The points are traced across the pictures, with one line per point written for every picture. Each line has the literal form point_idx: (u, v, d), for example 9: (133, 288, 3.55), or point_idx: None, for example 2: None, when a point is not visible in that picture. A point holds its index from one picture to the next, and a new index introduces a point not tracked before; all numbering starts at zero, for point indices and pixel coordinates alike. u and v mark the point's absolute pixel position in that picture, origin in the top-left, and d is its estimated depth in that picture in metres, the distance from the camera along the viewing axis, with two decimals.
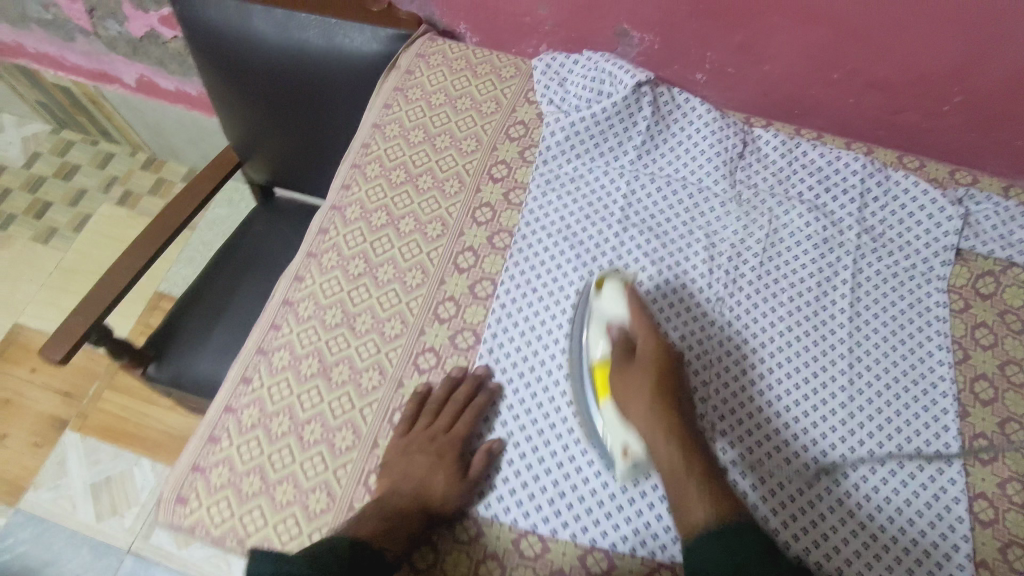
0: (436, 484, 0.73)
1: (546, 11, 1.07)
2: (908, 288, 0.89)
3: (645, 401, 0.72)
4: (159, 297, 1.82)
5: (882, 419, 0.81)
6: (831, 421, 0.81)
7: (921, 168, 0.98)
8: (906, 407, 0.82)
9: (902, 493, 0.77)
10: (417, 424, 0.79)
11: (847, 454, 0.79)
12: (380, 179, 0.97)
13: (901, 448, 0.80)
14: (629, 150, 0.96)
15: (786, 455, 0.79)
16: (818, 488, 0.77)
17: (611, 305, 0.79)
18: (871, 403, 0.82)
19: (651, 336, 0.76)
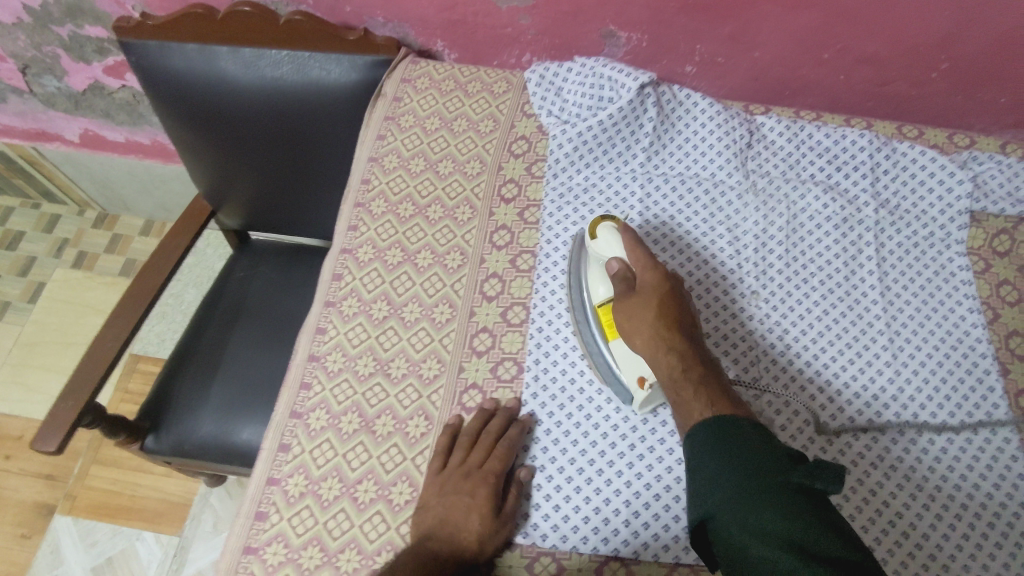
0: (472, 526, 0.70)
1: (527, 21, 1.03)
2: (930, 256, 0.90)
3: (647, 307, 0.74)
4: (136, 360, 1.71)
5: (931, 389, 0.82)
6: (884, 399, 0.81)
7: (920, 136, 1.00)
8: (951, 373, 0.83)
9: (964, 459, 0.77)
10: (452, 459, 0.75)
11: (906, 429, 0.79)
12: (388, 215, 0.93)
13: (955, 415, 0.80)
14: (638, 154, 0.95)
15: (847, 440, 0.78)
16: (883, 467, 0.77)
17: (608, 251, 0.79)
18: (917, 375, 0.83)
19: (646, 267, 0.76)
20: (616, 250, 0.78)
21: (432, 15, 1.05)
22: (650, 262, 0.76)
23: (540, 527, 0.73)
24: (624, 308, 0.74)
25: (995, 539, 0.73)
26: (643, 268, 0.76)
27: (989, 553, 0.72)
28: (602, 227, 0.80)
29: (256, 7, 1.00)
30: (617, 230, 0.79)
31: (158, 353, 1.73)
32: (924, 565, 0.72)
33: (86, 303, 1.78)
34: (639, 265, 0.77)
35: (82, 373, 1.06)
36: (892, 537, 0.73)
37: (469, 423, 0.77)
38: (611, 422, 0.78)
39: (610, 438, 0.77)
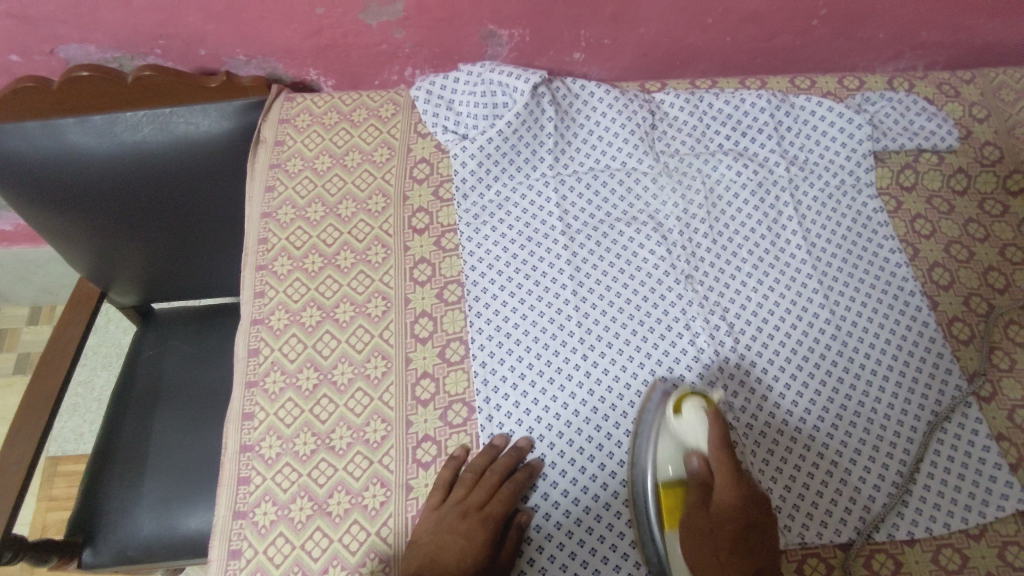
0: (465, 567, 0.66)
1: (401, 34, 0.97)
2: (846, 204, 0.91)
3: (719, 547, 0.63)
4: (55, 462, 1.56)
5: (874, 336, 0.82)
6: (833, 356, 0.81)
7: (813, 86, 1.01)
8: (887, 317, 0.84)
9: (916, 400, 0.79)
10: (454, 497, 0.71)
11: (858, 383, 0.80)
12: (296, 273, 0.85)
13: (898, 356, 0.81)
14: (545, 157, 0.91)
15: (807, 404, 0.78)
16: (846, 426, 0.77)
17: (691, 438, 0.68)
18: (859, 327, 0.83)
19: (728, 475, 0.64)
20: (700, 443, 0.68)
21: (298, 44, 0.97)
22: (734, 476, 0.64)
23: (537, 562, 0.71)
24: (688, 543, 0.64)
25: (957, 474, 0.75)
26: (724, 478, 0.65)
27: (953, 487, 0.75)
28: (688, 403, 0.70)
29: (93, 67, 0.91)
30: (706, 418, 0.68)
31: (78, 449, 1.58)
32: (899, 513, 0.73)
33: None
34: (719, 471, 0.65)
35: None
36: (864, 496, 0.74)
37: (477, 456, 0.74)
38: (576, 446, 0.76)
39: (579, 464, 0.75)
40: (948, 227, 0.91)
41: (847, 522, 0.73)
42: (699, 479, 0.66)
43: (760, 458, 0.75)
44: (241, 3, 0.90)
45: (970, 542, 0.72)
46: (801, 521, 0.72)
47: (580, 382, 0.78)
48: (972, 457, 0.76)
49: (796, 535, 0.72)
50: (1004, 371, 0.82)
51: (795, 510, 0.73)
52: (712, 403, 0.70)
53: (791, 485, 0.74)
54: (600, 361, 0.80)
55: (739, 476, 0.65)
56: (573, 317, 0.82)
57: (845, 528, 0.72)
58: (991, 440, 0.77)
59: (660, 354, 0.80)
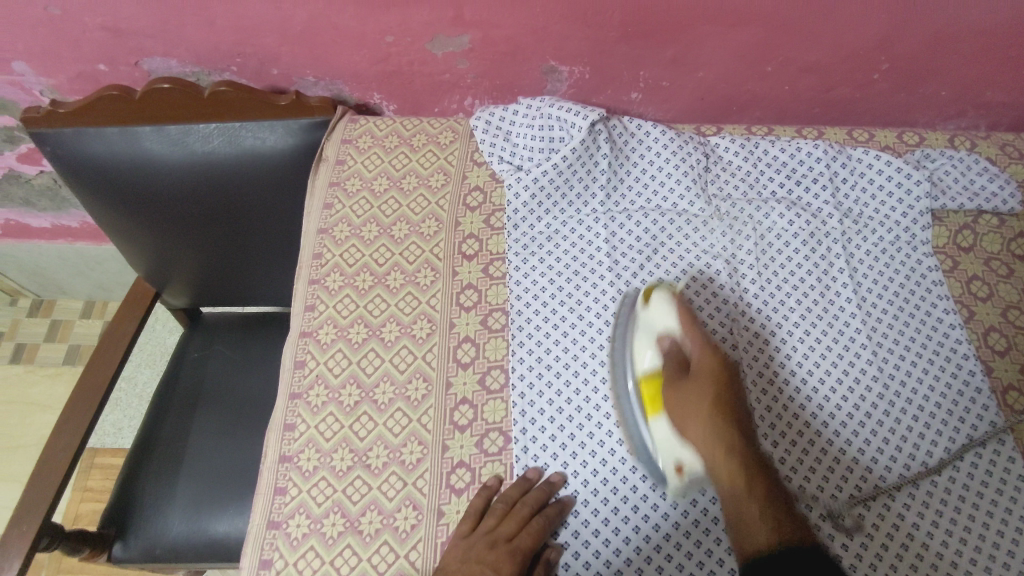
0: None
1: (465, 65, 1.00)
2: (900, 260, 0.90)
3: (699, 394, 0.69)
4: (94, 454, 1.60)
5: (910, 379, 0.81)
6: (865, 398, 0.80)
7: (871, 139, 1.00)
8: (931, 366, 0.82)
9: (949, 440, 0.78)
10: (484, 527, 0.70)
11: (894, 427, 0.78)
12: (346, 290, 0.87)
13: (931, 398, 0.80)
14: (597, 193, 0.92)
15: (840, 447, 0.77)
16: (878, 468, 0.76)
17: (659, 322, 0.75)
18: (897, 373, 0.82)
19: (702, 347, 0.71)
20: (668, 322, 0.75)
21: (366, 69, 1.01)
22: (707, 343, 0.71)
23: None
24: (671, 392, 0.70)
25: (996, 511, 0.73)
26: (699, 347, 0.72)
27: (1003, 562, 0.71)
28: (655, 295, 0.77)
29: (176, 83, 0.94)
30: (671, 299, 0.76)
31: (116, 442, 1.63)
32: (940, 556, 0.71)
33: (30, 400, 1.66)
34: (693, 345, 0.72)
35: (33, 495, 0.97)
36: (908, 562, 0.71)
37: (509, 487, 0.74)
38: (610, 484, 0.75)
39: (612, 504, 0.74)
40: (1007, 292, 0.89)
41: None
42: (673, 349, 0.73)
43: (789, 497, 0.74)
44: (317, 27, 0.94)
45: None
46: None
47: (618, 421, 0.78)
48: None
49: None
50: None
51: None
52: (676, 291, 0.78)
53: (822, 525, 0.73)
54: None
55: (714, 346, 0.72)
56: None
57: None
58: None
59: None
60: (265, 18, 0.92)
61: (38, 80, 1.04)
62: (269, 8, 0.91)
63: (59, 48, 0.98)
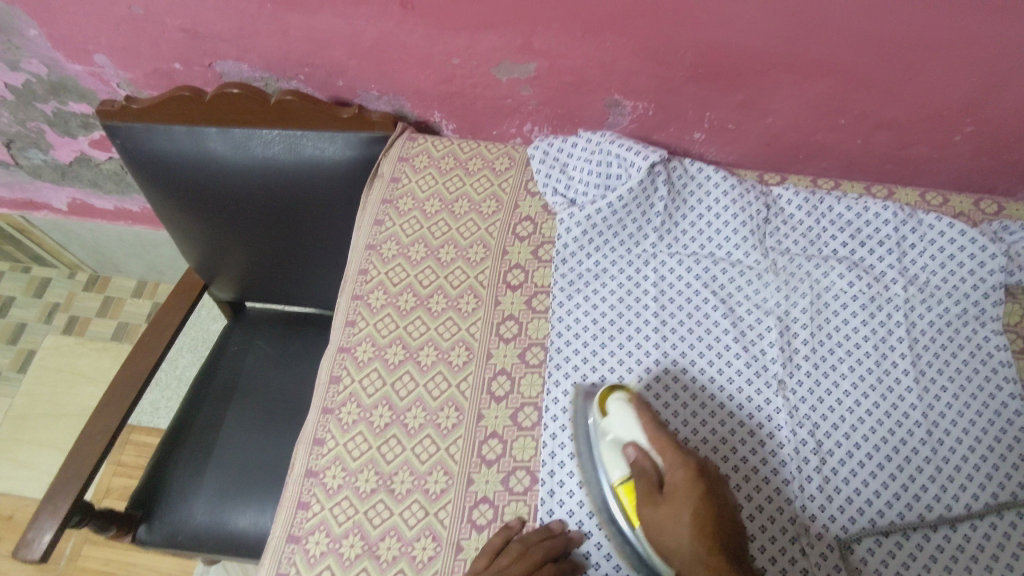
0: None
1: (528, 92, 0.99)
2: (965, 335, 0.85)
3: (677, 512, 0.63)
4: (130, 430, 1.64)
5: (963, 465, 0.77)
6: (913, 480, 0.76)
7: (944, 204, 0.95)
8: (989, 454, 0.78)
9: (1002, 537, 0.73)
10: (497, 566, 0.68)
11: (943, 515, 0.74)
12: (387, 309, 0.87)
13: (986, 488, 0.76)
14: (650, 235, 0.90)
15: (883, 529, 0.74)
16: (924, 558, 0.72)
17: (625, 433, 0.70)
18: (950, 457, 0.77)
19: (672, 461, 0.66)
20: (634, 432, 0.70)
21: (429, 88, 1.01)
22: (678, 456, 0.66)
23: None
24: (650, 522, 0.65)
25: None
26: (668, 457, 0.66)
27: None
28: (614, 403, 0.73)
29: (245, 88, 0.95)
30: (632, 408, 0.71)
31: (151, 422, 1.66)
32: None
33: (76, 371, 1.71)
34: (661, 452, 0.67)
35: (69, 471, 0.99)
36: None
37: (529, 531, 0.71)
38: None
39: (634, 560, 0.71)
40: None
41: None
42: (640, 461, 0.68)
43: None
44: (385, 45, 0.94)
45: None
46: None
47: None
48: None
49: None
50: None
51: None
52: (635, 393, 0.75)
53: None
54: None
55: (682, 453, 0.66)
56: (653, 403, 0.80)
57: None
58: None
59: (733, 454, 0.77)
60: (337, 33, 0.94)
61: (117, 74, 1.07)
62: (342, 23, 0.92)
63: (139, 46, 1.01)
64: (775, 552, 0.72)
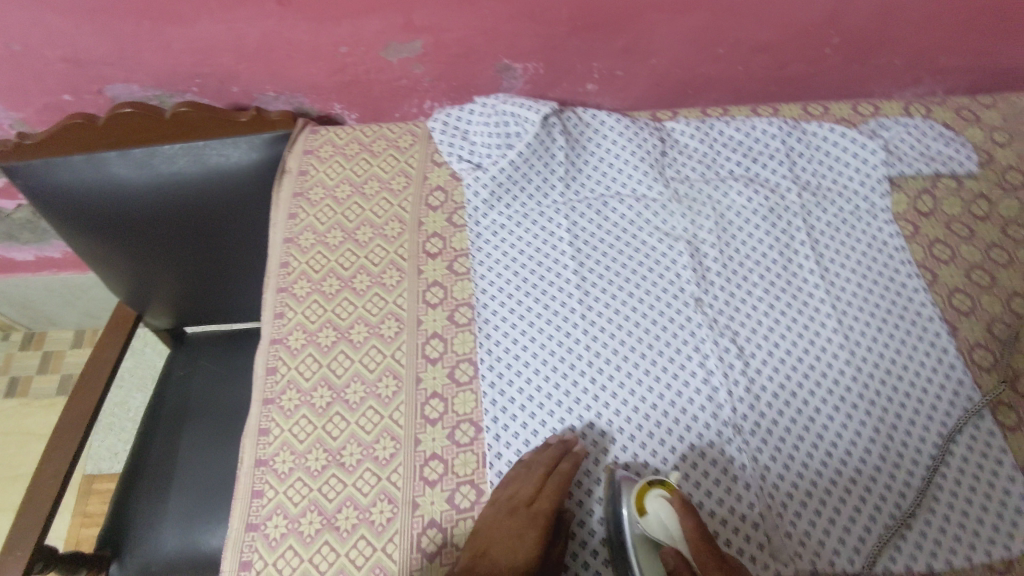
0: (514, 564, 0.67)
1: (420, 70, 1.02)
2: (861, 229, 0.91)
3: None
4: (91, 481, 1.61)
5: (875, 344, 0.83)
6: (831, 366, 0.82)
7: (826, 113, 1.01)
8: (900, 343, 0.83)
9: (917, 404, 0.79)
10: (504, 495, 0.72)
11: (862, 393, 0.80)
12: (313, 295, 0.89)
13: (897, 362, 0.82)
14: (556, 184, 0.93)
15: (809, 415, 0.79)
16: (850, 435, 0.78)
17: (665, 534, 0.68)
18: (862, 341, 0.83)
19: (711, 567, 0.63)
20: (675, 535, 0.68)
21: (324, 80, 1.03)
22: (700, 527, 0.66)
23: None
24: None
25: (945, 512, 0.74)
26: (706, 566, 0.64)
27: (977, 518, 0.73)
28: (653, 499, 0.69)
29: (138, 107, 0.97)
30: (672, 506, 0.68)
31: (111, 468, 1.63)
32: (877, 535, 0.73)
33: (26, 432, 1.67)
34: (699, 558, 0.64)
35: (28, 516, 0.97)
36: (882, 525, 0.73)
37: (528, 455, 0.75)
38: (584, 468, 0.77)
39: (584, 486, 0.76)
40: (968, 253, 0.89)
41: (861, 550, 0.72)
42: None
43: (761, 467, 0.76)
44: (271, 43, 0.96)
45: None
46: (813, 549, 0.72)
47: (588, 406, 0.79)
48: (995, 489, 0.75)
49: (781, 555, 0.72)
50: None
51: (805, 540, 0.72)
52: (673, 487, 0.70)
53: (784, 477, 0.76)
54: (608, 384, 0.81)
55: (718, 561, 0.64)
56: (583, 340, 0.83)
57: (825, 546, 0.72)
58: (1016, 471, 0.76)
59: (662, 376, 0.81)
60: (222, 39, 0.94)
61: (7, 115, 1.06)
62: (222, 27, 0.93)
63: (24, 82, 1.00)
64: (703, 446, 0.77)
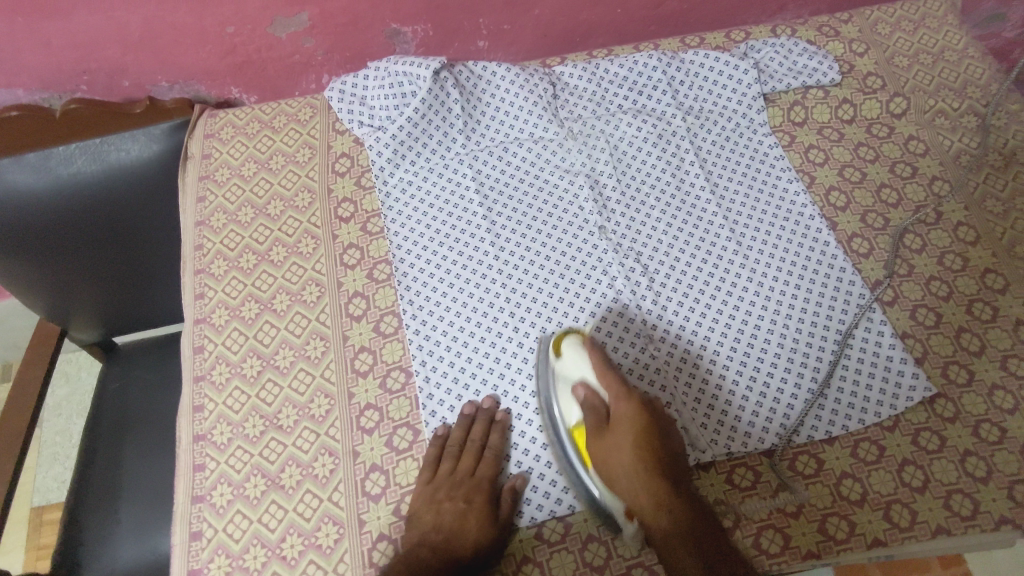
0: (465, 531, 0.70)
1: (311, 43, 1.03)
2: (743, 144, 0.98)
3: (624, 441, 0.71)
4: (40, 512, 1.56)
5: (766, 246, 0.90)
6: (727, 270, 0.88)
7: (702, 43, 1.07)
8: (790, 244, 0.90)
9: (807, 293, 0.86)
10: (441, 469, 0.75)
11: (758, 291, 0.87)
12: (232, 272, 0.90)
13: (786, 259, 0.89)
14: (457, 137, 0.97)
15: (712, 316, 0.85)
16: (751, 329, 0.84)
17: (575, 371, 0.76)
18: (754, 244, 0.90)
19: (621, 394, 0.72)
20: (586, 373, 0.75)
21: (217, 63, 1.03)
22: (625, 391, 0.72)
23: (533, 501, 0.75)
24: (598, 443, 0.71)
25: (856, 394, 0.80)
26: (617, 396, 0.72)
27: (867, 385, 0.81)
28: (567, 345, 0.78)
29: (24, 109, 1.00)
30: (585, 350, 0.77)
31: (60, 496, 1.59)
32: (784, 415, 0.79)
33: None
34: (611, 392, 0.73)
35: None
36: (785, 404, 0.80)
37: (455, 432, 0.77)
38: (512, 395, 0.80)
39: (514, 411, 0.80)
40: (840, 154, 0.97)
41: (770, 429, 0.78)
42: (590, 402, 0.73)
43: (673, 370, 0.82)
44: (155, 30, 0.95)
45: (916, 496, 0.74)
46: (727, 435, 0.78)
47: (510, 339, 0.83)
48: (880, 357, 0.82)
49: (698, 445, 0.78)
50: (940, 298, 0.86)
51: (719, 428, 0.79)
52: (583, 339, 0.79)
53: (695, 375, 0.82)
54: (527, 316, 0.85)
55: (629, 392, 0.73)
56: (498, 279, 0.88)
57: (737, 431, 0.78)
58: (896, 339, 0.83)
59: (576, 301, 0.86)
60: (102, 30, 0.94)
61: None
62: (101, 18, 0.92)
63: None
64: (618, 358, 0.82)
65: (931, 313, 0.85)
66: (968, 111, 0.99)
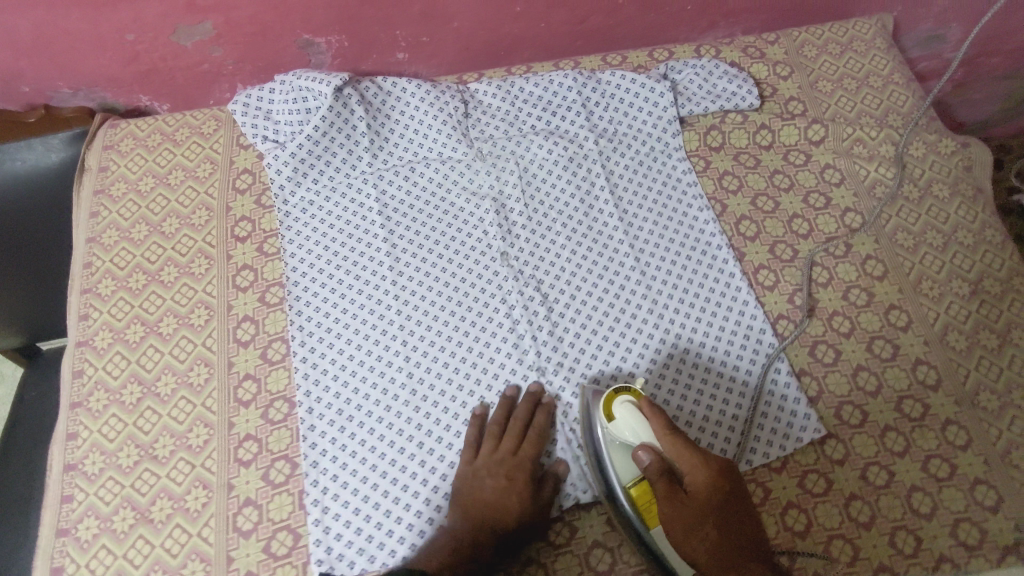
0: (506, 508, 0.71)
1: (219, 52, 1.00)
2: (656, 169, 0.96)
3: (686, 515, 0.64)
4: None
5: (669, 276, 0.88)
6: (629, 299, 0.86)
7: (623, 62, 1.05)
8: (694, 274, 0.88)
9: (707, 327, 0.85)
10: (485, 447, 0.76)
11: (657, 324, 0.85)
12: (120, 293, 0.87)
13: (689, 290, 0.87)
14: (362, 155, 0.94)
15: (609, 349, 0.83)
16: (645, 364, 0.82)
17: (631, 436, 0.68)
18: (658, 274, 0.88)
19: (693, 461, 0.65)
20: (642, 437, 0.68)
21: (120, 71, 1.00)
22: (700, 458, 0.65)
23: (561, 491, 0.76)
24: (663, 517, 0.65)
25: (750, 435, 0.78)
26: (689, 464, 0.65)
27: (757, 424, 0.79)
28: (618, 404, 0.70)
29: None
30: (641, 408, 0.69)
31: None
32: None
33: None
34: (679, 456, 0.66)
35: None
36: None
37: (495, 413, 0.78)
38: (396, 428, 0.78)
39: (396, 445, 0.77)
40: (753, 182, 0.95)
41: None
42: (655, 470, 0.66)
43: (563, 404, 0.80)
44: (47, 36, 0.92)
45: (797, 539, 0.73)
46: None
47: (398, 369, 0.81)
48: (773, 395, 0.81)
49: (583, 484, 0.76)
50: (841, 334, 0.85)
51: None
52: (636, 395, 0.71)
53: None
54: (419, 344, 0.83)
55: (700, 457, 0.66)
56: (393, 305, 0.85)
57: None
58: (792, 376, 0.82)
59: (470, 331, 0.84)
60: None
61: None
62: None
63: None
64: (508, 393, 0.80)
65: (830, 349, 0.84)
66: (886, 139, 0.98)
